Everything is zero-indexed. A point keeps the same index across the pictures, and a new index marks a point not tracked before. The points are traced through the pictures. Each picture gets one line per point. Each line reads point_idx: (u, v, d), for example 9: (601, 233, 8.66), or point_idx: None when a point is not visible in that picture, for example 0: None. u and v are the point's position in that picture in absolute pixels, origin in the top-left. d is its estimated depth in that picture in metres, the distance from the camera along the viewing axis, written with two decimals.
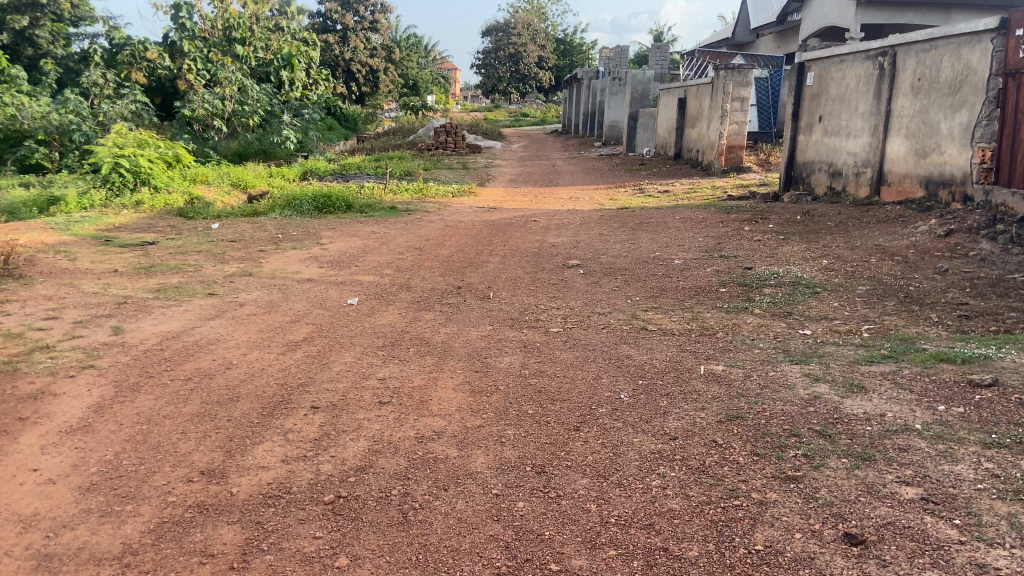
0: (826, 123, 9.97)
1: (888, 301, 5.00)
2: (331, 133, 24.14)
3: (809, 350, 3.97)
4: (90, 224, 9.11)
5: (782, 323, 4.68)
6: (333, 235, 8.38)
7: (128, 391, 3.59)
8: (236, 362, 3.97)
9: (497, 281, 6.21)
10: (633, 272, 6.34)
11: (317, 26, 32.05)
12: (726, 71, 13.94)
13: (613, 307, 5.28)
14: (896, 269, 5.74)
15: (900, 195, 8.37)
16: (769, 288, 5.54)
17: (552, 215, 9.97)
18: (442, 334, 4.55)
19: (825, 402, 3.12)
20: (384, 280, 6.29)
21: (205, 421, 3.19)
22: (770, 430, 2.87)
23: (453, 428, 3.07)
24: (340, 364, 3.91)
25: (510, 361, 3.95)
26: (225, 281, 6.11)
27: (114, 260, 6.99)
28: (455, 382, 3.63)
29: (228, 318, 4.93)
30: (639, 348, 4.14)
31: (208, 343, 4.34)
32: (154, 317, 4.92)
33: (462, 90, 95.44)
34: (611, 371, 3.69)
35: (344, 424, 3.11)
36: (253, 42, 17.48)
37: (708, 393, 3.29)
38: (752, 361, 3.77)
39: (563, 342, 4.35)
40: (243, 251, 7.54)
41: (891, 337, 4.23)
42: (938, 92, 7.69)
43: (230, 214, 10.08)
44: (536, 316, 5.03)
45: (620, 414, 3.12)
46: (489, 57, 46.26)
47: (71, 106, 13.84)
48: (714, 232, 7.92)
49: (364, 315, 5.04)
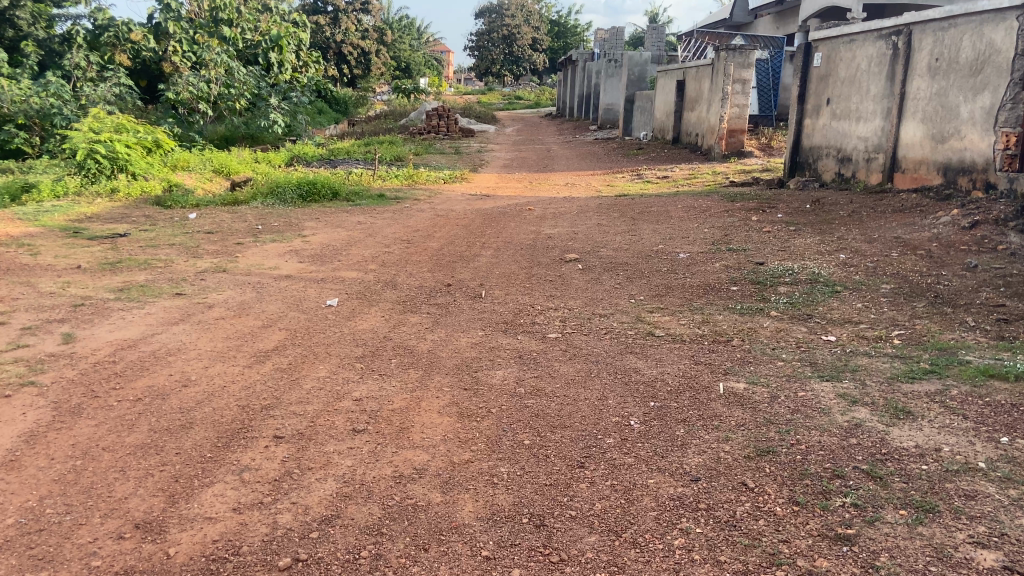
0: (835, 106, 9.51)
1: (916, 303, 4.57)
2: (322, 116, 23.55)
3: (840, 362, 3.54)
4: (60, 214, 8.63)
5: (802, 328, 4.26)
6: (316, 226, 7.92)
7: (66, 414, 3.15)
8: (194, 378, 3.51)
9: (489, 277, 5.78)
10: (635, 268, 5.90)
11: (307, 8, 31.47)
12: (727, 52, 13.44)
13: (615, 308, 4.85)
14: (921, 265, 5.31)
15: (915, 182, 7.94)
16: (784, 287, 5.10)
17: (548, 203, 9.51)
18: (428, 342, 4.11)
19: (868, 431, 2.71)
20: (368, 276, 5.83)
21: (150, 455, 2.75)
22: (810, 468, 2.46)
23: (437, 464, 2.64)
24: (311, 380, 3.46)
25: (503, 376, 3.51)
26: (195, 279, 5.65)
27: (80, 254, 6.52)
28: (441, 403, 3.18)
29: (193, 323, 4.47)
30: (647, 360, 3.70)
31: (166, 354, 3.89)
32: (111, 322, 4.46)
33: (457, 74, 94.67)
34: (618, 390, 3.25)
35: (310, 459, 2.68)
36: (240, 23, 16.80)
37: (731, 419, 2.87)
38: (776, 376, 3.33)
39: (563, 352, 3.91)
40: (219, 243, 7.07)
41: (927, 346, 3.79)
42: (958, 73, 7.24)
43: (210, 202, 9.61)
44: (532, 319, 4.61)
45: (631, 446, 2.69)
46: (482, 39, 45.53)
47: (52, 89, 13.27)
48: (721, 222, 7.46)
49: (344, 319, 4.61)
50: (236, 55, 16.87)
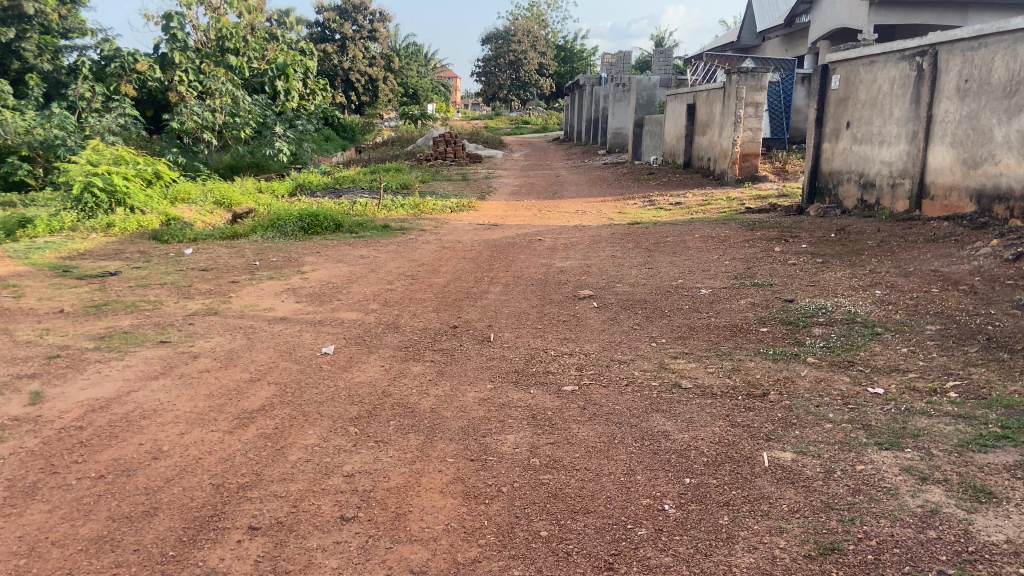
0: (856, 129, 9.13)
1: (967, 347, 4.15)
2: (328, 144, 23.41)
3: (897, 424, 3.12)
4: (52, 251, 8.31)
5: (845, 377, 3.85)
6: (317, 262, 7.55)
7: (18, 496, 2.76)
8: (167, 449, 3.12)
9: (498, 317, 5.39)
10: (654, 306, 5.51)
11: (315, 36, 31.53)
12: (739, 75, 13.12)
13: (636, 353, 4.44)
14: (965, 302, 4.89)
15: (946, 209, 7.53)
16: (819, 328, 4.70)
17: (558, 233, 9.14)
18: (431, 399, 3.70)
19: (947, 520, 2.30)
20: (369, 318, 5.45)
21: (104, 553, 2.36)
22: (886, 575, 2.04)
23: (438, 563, 2.24)
24: (298, 451, 3.06)
25: (514, 443, 3.10)
26: (183, 323, 5.28)
27: (66, 296, 6.18)
28: (443, 480, 2.77)
29: (174, 377, 4.08)
30: (677, 421, 3.28)
31: (140, 417, 3.49)
32: (86, 378, 4.08)
33: (463, 98, 95.43)
34: (646, 461, 2.84)
35: (289, 559, 2.28)
36: (247, 52, 16.67)
37: (783, 503, 2.45)
38: (826, 444, 2.91)
39: (581, 410, 3.48)
40: (213, 282, 6.72)
41: (991, 402, 3.35)
42: (991, 94, 6.87)
43: (208, 236, 9.29)
44: (545, 367, 4.20)
45: (667, 540, 2.28)
46: (489, 65, 45.63)
47: (56, 120, 13.05)
48: (743, 253, 7.06)
49: (340, 369, 4.23)
50: (243, 83, 16.68)
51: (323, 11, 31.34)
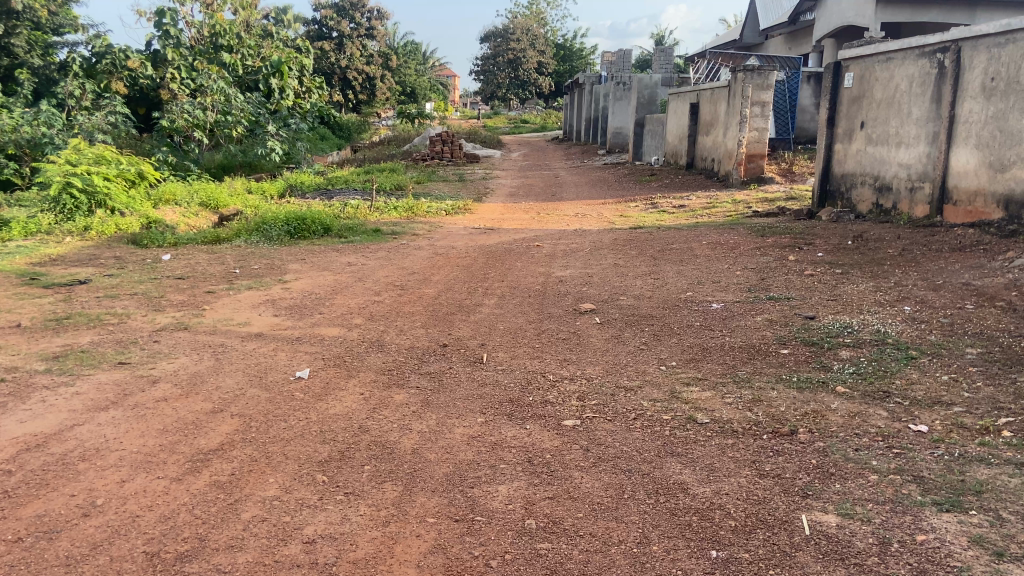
0: (870, 130, 8.69)
1: (1015, 375, 3.70)
2: (322, 143, 22.97)
3: (954, 476, 2.66)
4: (23, 256, 7.84)
5: (882, 412, 3.40)
6: (301, 269, 7.13)
7: None
8: (101, 504, 2.66)
9: (492, 334, 4.95)
10: (663, 322, 5.07)
11: (312, 33, 31.11)
12: (745, 74, 12.67)
13: (644, 378, 4.01)
14: (1005, 321, 4.45)
15: (970, 215, 7.09)
16: (847, 350, 4.26)
17: (558, 238, 8.69)
18: (414, 436, 3.25)
19: None
20: (352, 335, 5.00)
21: None
22: None
23: None
24: (253, 507, 2.60)
25: (506, 496, 2.65)
26: (147, 340, 4.83)
27: (26, 307, 5.72)
28: (421, 550, 2.32)
29: (126, 408, 3.62)
30: (696, 468, 2.84)
31: (80, 460, 3.04)
32: (27, 410, 3.61)
33: (461, 97, 95.06)
34: (663, 525, 2.40)
35: None
36: (240, 49, 16.18)
37: None
38: (876, 504, 2.46)
39: (584, 454, 3.02)
40: (187, 292, 6.26)
41: None
42: (1019, 93, 6.43)
43: (190, 240, 8.83)
44: (544, 396, 3.75)
45: None
46: (487, 64, 45.16)
47: (43, 117, 12.59)
48: (756, 262, 6.63)
49: (315, 398, 3.78)
50: (236, 81, 16.16)
51: (320, 8, 30.87)
